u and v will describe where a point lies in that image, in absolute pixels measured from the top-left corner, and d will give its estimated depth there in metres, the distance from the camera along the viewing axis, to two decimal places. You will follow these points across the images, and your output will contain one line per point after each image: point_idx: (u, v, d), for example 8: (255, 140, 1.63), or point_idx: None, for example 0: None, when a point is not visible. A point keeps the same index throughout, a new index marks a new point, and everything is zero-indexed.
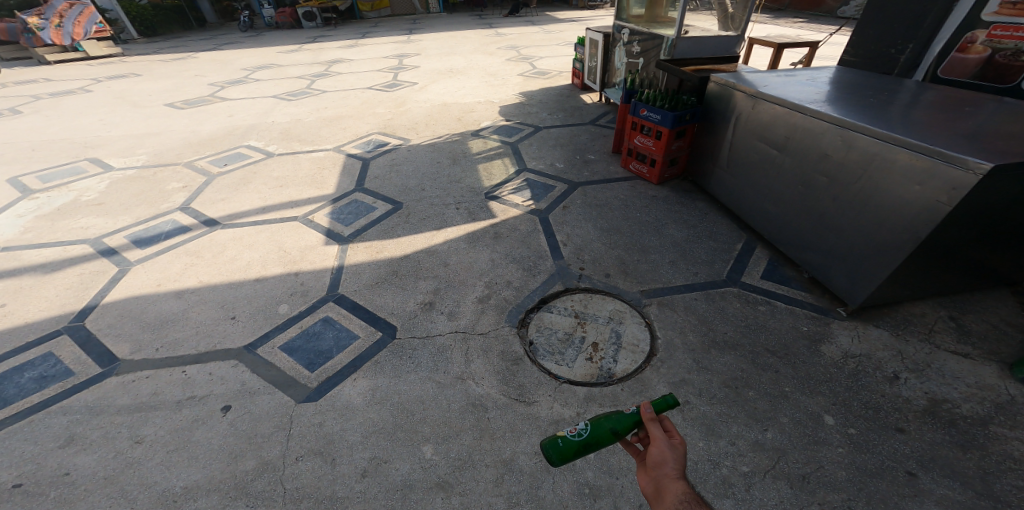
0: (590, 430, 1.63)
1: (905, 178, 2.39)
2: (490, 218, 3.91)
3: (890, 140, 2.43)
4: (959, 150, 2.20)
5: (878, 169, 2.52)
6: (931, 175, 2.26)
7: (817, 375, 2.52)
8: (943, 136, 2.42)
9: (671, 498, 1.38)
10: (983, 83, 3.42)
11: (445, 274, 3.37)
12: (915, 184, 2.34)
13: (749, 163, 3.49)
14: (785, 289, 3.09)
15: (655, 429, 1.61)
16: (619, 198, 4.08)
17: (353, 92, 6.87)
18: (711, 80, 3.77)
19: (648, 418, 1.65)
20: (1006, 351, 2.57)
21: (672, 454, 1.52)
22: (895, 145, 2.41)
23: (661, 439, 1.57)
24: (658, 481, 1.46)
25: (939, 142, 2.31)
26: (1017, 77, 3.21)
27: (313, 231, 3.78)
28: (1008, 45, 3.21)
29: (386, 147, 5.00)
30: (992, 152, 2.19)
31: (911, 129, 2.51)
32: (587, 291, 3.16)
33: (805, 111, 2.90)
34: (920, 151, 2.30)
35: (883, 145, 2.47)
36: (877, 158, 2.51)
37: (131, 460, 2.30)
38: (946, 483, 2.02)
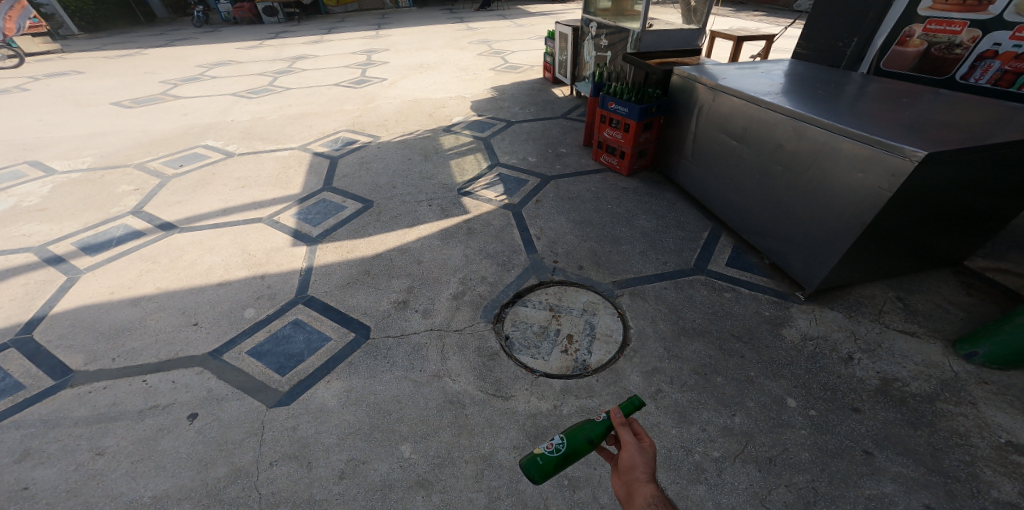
0: (565, 444, 1.66)
1: (850, 166, 2.49)
2: (463, 214, 3.90)
3: (835, 130, 2.54)
4: (898, 139, 2.32)
5: (826, 158, 2.63)
6: (873, 163, 2.37)
7: (779, 359, 2.63)
8: (886, 126, 2.54)
9: (640, 502, 1.46)
10: (919, 74, 3.68)
11: (418, 272, 3.35)
12: (859, 172, 2.45)
13: (712, 153, 3.57)
14: (750, 275, 3.19)
15: (625, 433, 1.66)
16: (590, 190, 4.12)
17: (319, 88, 6.71)
18: (675, 73, 3.84)
19: (618, 422, 1.69)
20: (949, 328, 2.73)
21: (642, 457, 1.58)
22: (840, 134, 2.52)
23: (631, 443, 1.62)
24: (629, 485, 1.54)
25: (881, 131, 2.42)
26: (951, 68, 3.47)
27: (281, 232, 3.70)
28: (942, 39, 3.46)
29: (355, 145, 4.92)
30: (927, 140, 2.31)
31: (855, 120, 2.62)
32: (561, 284, 3.20)
33: (760, 103, 2.99)
34: (862, 140, 2.40)
35: (830, 135, 2.57)
36: (825, 147, 2.62)
37: (94, 471, 2.25)
38: (900, 460, 2.14)
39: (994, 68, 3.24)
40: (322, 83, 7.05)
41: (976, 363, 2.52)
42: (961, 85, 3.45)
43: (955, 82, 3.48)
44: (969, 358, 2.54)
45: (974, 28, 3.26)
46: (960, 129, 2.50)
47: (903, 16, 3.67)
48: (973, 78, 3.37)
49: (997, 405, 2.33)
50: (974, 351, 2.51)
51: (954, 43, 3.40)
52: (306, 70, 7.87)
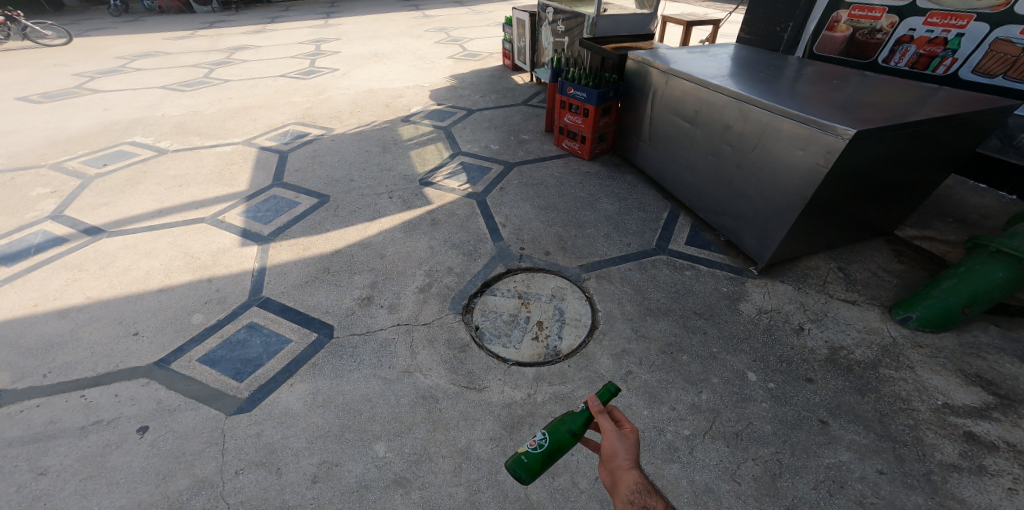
0: (547, 441, 1.68)
1: (790, 145, 2.61)
2: (426, 204, 3.80)
3: (777, 111, 2.64)
4: (832, 119, 2.44)
5: (769, 138, 2.73)
6: (810, 141, 2.49)
7: (737, 333, 2.74)
8: (823, 107, 2.66)
9: (625, 491, 1.43)
10: (847, 58, 3.91)
11: (381, 266, 3.24)
12: (799, 150, 2.57)
13: (667, 136, 3.65)
14: (708, 253, 3.30)
15: (604, 421, 1.62)
16: (553, 176, 4.12)
17: (265, 80, 6.33)
18: (629, 58, 3.89)
19: (597, 410, 1.65)
20: (885, 294, 2.93)
21: (623, 444, 1.56)
22: (780, 115, 2.63)
23: (611, 431, 1.59)
24: (612, 473, 1.50)
25: (817, 112, 2.54)
26: (874, 53, 3.70)
27: (228, 232, 3.47)
28: (866, 25, 3.69)
29: (306, 138, 4.68)
30: (858, 120, 2.44)
31: (797, 102, 2.73)
32: (528, 271, 3.19)
33: (708, 86, 3.08)
34: (800, 120, 2.51)
35: (772, 116, 2.68)
36: (768, 128, 2.72)
37: (36, 493, 2.07)
38: (853, 428, 2.28)
39: (910, 52, 3.47)
40: (267, 74, 6.65)
41: (910, 327, 2.71)
42: (881, 68, 3.68)
43: (877, 65, 3.71)
44: (904, 322, 2.73)
45: (893, 13, 3.48)
46: (889, 110, 2.66)
47: (832, 2, 3.86)
48: (892, 62, 3.60)
49: (932, 367, 2.53)
50: (909, 315, 2.71)
51: (876, 28, 3.62)
52: (250, 61, 7.41)
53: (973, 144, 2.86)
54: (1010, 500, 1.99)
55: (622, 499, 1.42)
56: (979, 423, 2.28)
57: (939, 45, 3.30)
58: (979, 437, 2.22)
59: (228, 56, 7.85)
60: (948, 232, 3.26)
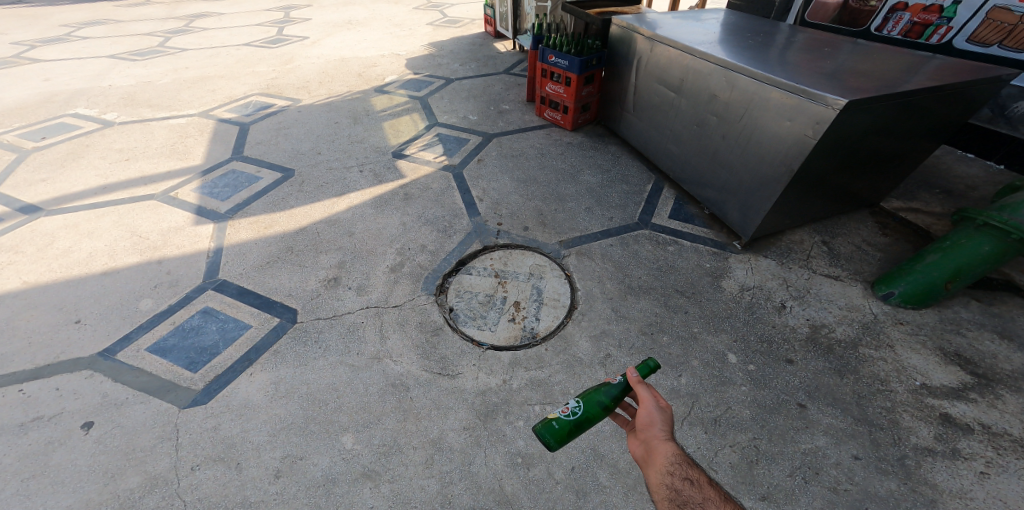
0: (582, 409, 1.77)
1: (778, 116, 2.46)
2: (398, 178, 3.54)
3: (764, 79, 2.48)
4: (822, 87, 2.27)
5: (756, 108, 2.57)
6: (798, 111, 2.34)
7: (719, 312, 2.67)
8: (814, 76, 2.50)
9: (662, 459, 1.56)
10: (839, 26, 3.75)
11: (350, 245, 3.04)
12: (787, 120, 2.41)
13: (652, 106, 3.47)
14: (691, 227, 3.17)
15: (644, 391, 1.77)
16: (533, 146, 3.88)
17: (227, 48, 5.86)
18: (613, 23, 3.66)
19: (634, 380, 1.80)
20: (868, 269, 2.84)
21: (660, 416, 1.70)
22: (768, 83, 2.46)
23: (649, 402, 1.73)
24: (648, 443, 1.65)
25: (805, 80, 2.38)
26: (868, 20, 3.55)
27: (181, 210, 3.18)
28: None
29: (269, 109, 4.32)
30: (850, 89, 2.29)
31: (787, 70, 2.57)
32: (506, 248, 3.02)
33: (694, 53, 2.90)
34: (789, 89, 2.35)
35: (758, 85, 2.52)
36: (754, 98, 2.57)
37: None
38: (830, 411, 2.26)
39: (904, 20, 3.32)
40: (230, 42, 6.15)
41: (892, 303, 2.64)
42: (875, 37, 3.55)
43: (870, 34, 3.56)
44: (886, 299, 2.66)
45: None
46: (882, 78, 2.52)
47: None
48: (886, 30, 3.45)
49: (912, 346, 2.48)
50: (891, 292, 2.63)
51: None
52: (211, 29, 6.87)
53: (966, 114, 2.75)
54: (981, 484, 1.99)
55: (660, 469, 1.55)
56: (956, 405, 2.25)
57: (934, 13, 3.16)
58: (955, 419, 2.20)
59: (188, 23, 7.27)
60: (933, 203, 3.17)
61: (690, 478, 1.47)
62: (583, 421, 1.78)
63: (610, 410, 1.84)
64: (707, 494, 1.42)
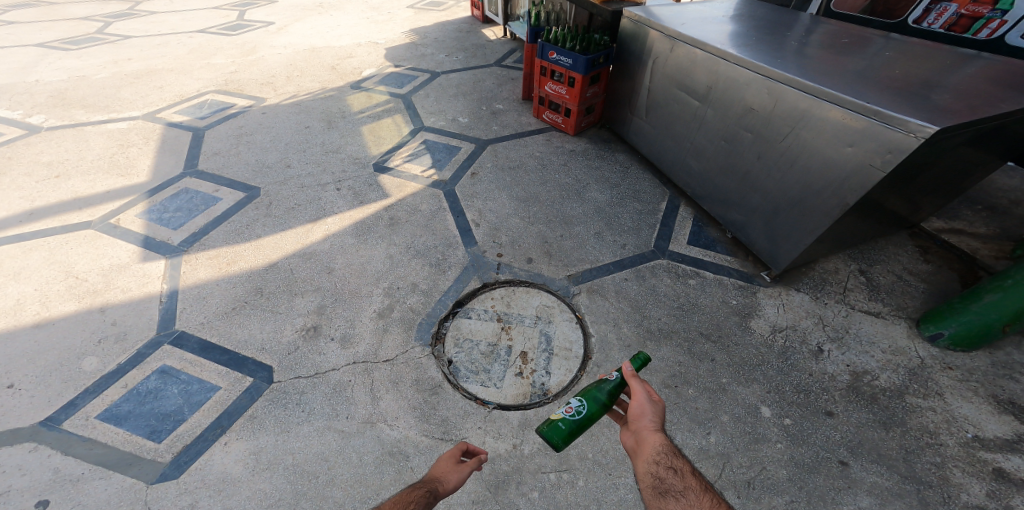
0: (585, 407, 1.75)
1: (837, 140, 2.13)
2: (382, 198, 3.11)
3: (821, 95, 2.14)
4: (897, 108, 1.94)
5: (806, 128, 2.25)
6: (865, 136, 2.01)
7: (749, 360, 2.43)
8: (878, 90, 2.16)
9: (650, 449, 1.53)
10: (872, 17, 3.40)
11: (330, 285, 2.67)
12: (847, 145, 2.09)
13: (669, 114, 3.11)
14: (712, 255, 2.91)
15: (636, 384, 1.73)
16: (533, 156, 3.47)
17: (178, 36, 5.17)
18: (624, 15, 3.25)
19: (629, 374, 1.75)
20: (912, 304, 2.75)
21: (651, 408, 1.66)
22: (826, 100, 2.13)
23: (641, 395, 1.70)
24: (638, 434, 1.61)
25: (873, 97, 2.05)
26: (905, 11, 3.20)
27: (125, 243, 2.71)
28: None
29: (228, 111, 3.76)
30: (929, 109, 1.95)
31: (843, 82, 2.23)
32: (508, 285, 2.70)
33: (729, 58, 2.54)
34: (855, 109, 2.02)
35: (813, 101, 2.18)
36: (806, 115, 2.24)
37: None
38: (875, 468, 2.04)
39: (949, 12, 2.97)
40: (182, 29, 5.46)
41: (940, 346, 2.53)
42: (912, 31, 3.19)
43: (907, 26, 3.20)
44: (934, 340, 2.54)
45: None
46: (952, 91, 2.18)
47: None
48: (926, 22, 3.10)
49: (963, 394, 2.33)
50: (939, 333, 2.51)
51: None
52: (160, 13, 6.11)
53: None
54: None
55: (647, 458, 1.51)
56: (1010, 458, 2.09)
57: (985, 4, 2.80)
58: (1009, 474, 2.03)
59: (134, 6, 6.47)
60: (977, 223, 3.13)
61: (674, 468, 1.45)
62: (589, 420, 1.76)
63: (610, 408, 1.82)
64: (689, 484, 1.41)
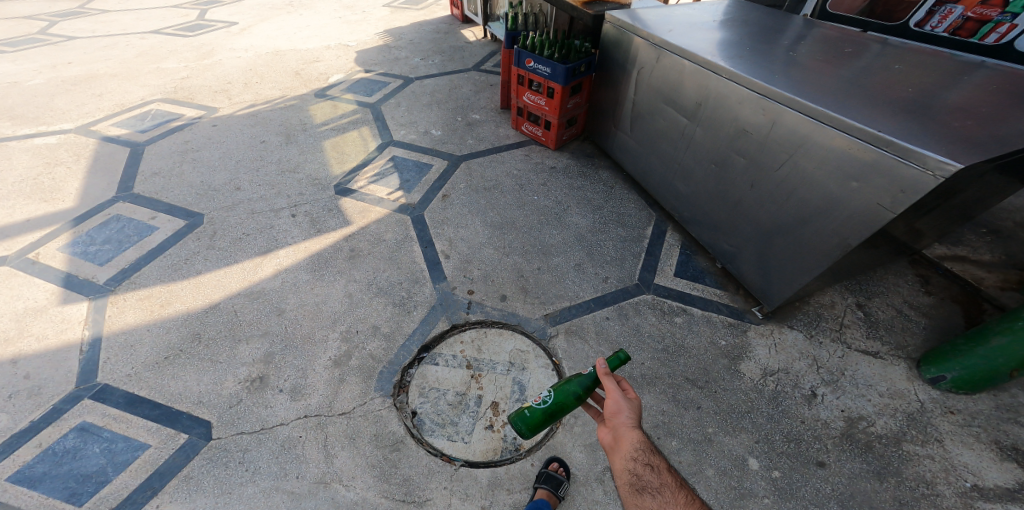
0: (549, 397, 1.76)
1: (843, 172, 1.89)
2: (342, 225, 2.82)
3: (825, 119, 1.89)
4: (914, 138, 1.68)
5: (806, 156, 2.01)
6: (875, 170, 1.77)
7: (737, 406, 2.21)
8: (891, 110, 1.89)
9: (629, 448, 1.46)
10: (870, 20, 3.05)
11: (279, 329, 2.39)
12: (853, 180, 1.86)
13: (654, 131, 2.84)
14: (700, 289, 2.71)
15: (610, 382, 1.59)
16: (509, 174, 3.20)
17: (129, 38, 4.81)
18: (607, 20, 2.99)
19: (602, 372, 1.60)
20: (912, 343, 2.56)
21: (628, 404, 1.56)
22: (830, 126, 1.87)
23: (617, 392, 1.58)
24: (615, 431, 1.52)
25: (885, 123, 1.79)
26: (906, 13, 2.85)
27: (42, 282, 2.39)
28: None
29: (173, 123, 3.42)
30: (951, 137, 1.69)
31: (850, 101, 1.96)
32: (480, 327, 2.45)
33: (721, 71, 2.27)
34: (864, 138, 1.77)
35: (815, 126, 1.93)
36: (807, 142, 1.99)
37: None
38: None
39: (955, 15, 2.64)
40: (136, 30, 5.07)
41: (941, 389, 2.33)
42: (914, 35, 2.84)
43: (908, 29, 2.86)
44: (935, 382, 2.34)
45: None
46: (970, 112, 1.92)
47: None
48: (929, 25, 2.75)
49: (964, 441, 2.13)
50: (942, 375, 2.30)
51: None
52: (115, 12, 5.70)
53: None
54: None
55: (625, 455, 1.46)
56: None
57: (995, 7, 2.47)
58: None
59: (87, 4, 6.06)
60: (982, 250, 2.97)
61: (652, 465, 1.43)
62: (555, 409, 1.77)
63: (584, 399, 1.77)
64: (666, 481, 1.42)
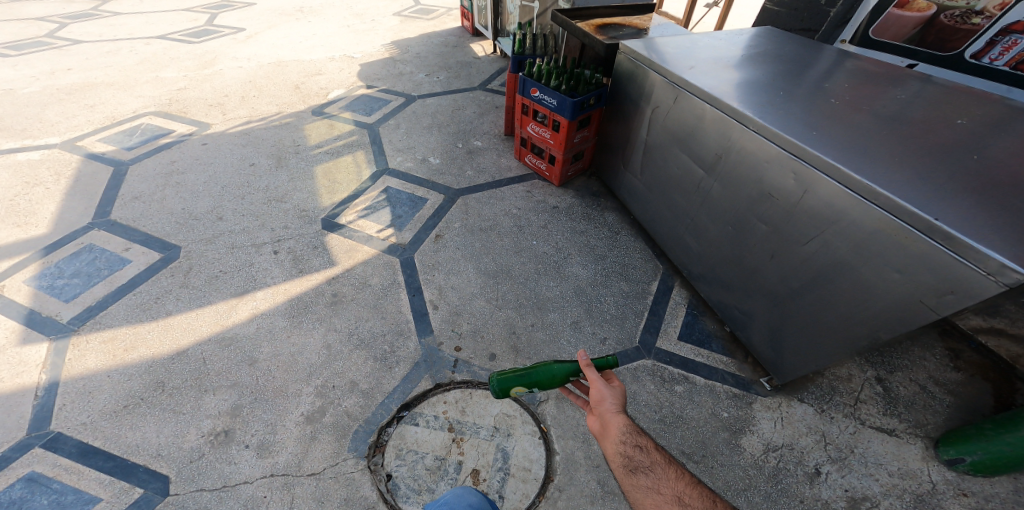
0: (533, 367, 1.84)
1: (882, 258, 1.64)
2: (326, 265, 2.68)
3: (866, 195, 1.62)
4: (976, 229, 1.42)
5: (840, 234, 1.75)
6: (921, 263, 1.53)
7: (734, 483, 2.03)
8: (948, 180, 1.60)
9: (616, 432, 1.51)
10: (920, 48, 2.69)
11: (250, 379, 2.22)
12: (894, 269, 1.61)
13: (666, 177, 2.59)
14: (705, 355, 2.50)
15: (591, 372, 1.68)
16: (508, 213, 3.01)
17: (133, 43, 4.72)
18: (621, 52, 2.76)
19: (584, 363, 1.69)
20: (933, 421, 2.33)
21: (610, 391, 1.64)
22: (873, 204, 1.60)
23: (598, 381, 1.66)
24: (603, 418, 1.59)
25: (941, 202, 1.52)
26: (962, 43, 2.50)
27: (4, 319, 2.29)
28: (959, 3, 2.45)
29: (161, 140, 3.32)
30: (1020, 226, 1.42)
31: (898, 165, 1.68)
32: (466, 386, 2.26)
33: (746, 121, 1.98)
34: (913, 225, 1.52)
35: (855, 201, 1.66)
36: (842, 217, 1.72)
37: None
38: None
39: (1020, 47, 2.28)
40: (141, 33, 4.99)
41: (958, 471, 2.13)
42: (971, 67, 2.50)
43: (963, 61, 2.52)
44: (952, 464, 2.13)
45: None
46: None
47: None
48: (988, 57, 2.42)
49: None
50: (960, 458, 2.09)
51: (974, 11, 2.40)
52: (124, 14, 5.66)
53: None
54: None
55: (614, 440, 1.50)
56: None
57: None
58: None
59: (99, 5, 6.02)
60: None
61: (640, 445, 1.45)
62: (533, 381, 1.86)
63: (560, 383, 1.87)
64: (656, 459, 1.43)
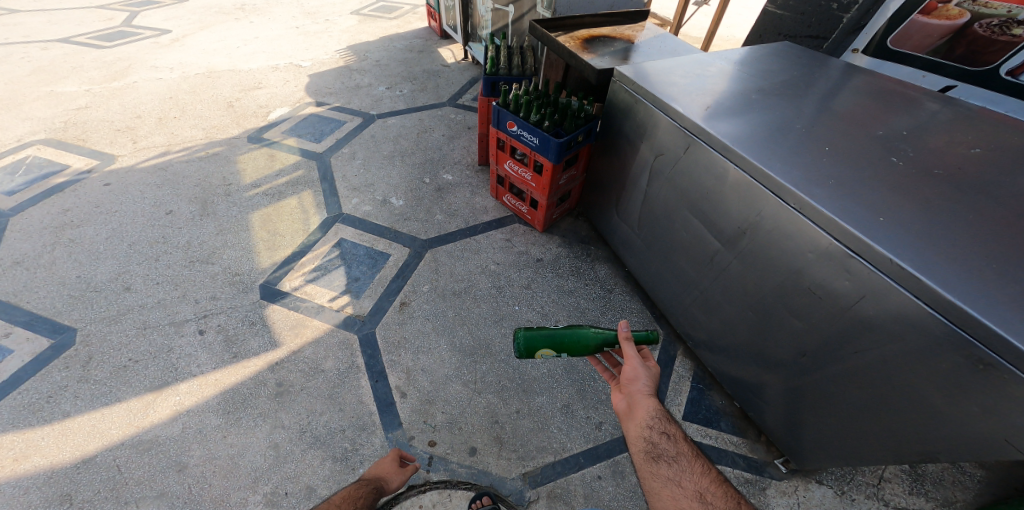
0: (565, 329, 1.81)
1: (957, 386, 1.32)
2: (266, 348, 2.19)
3: (949, 311, 1.26)
4: None
5: (900, 350, 1.41)
6: (1015, 405, 1.21)
7: None
8: None
9: (644, 416, 1.49)
10: (946, 61, 2.29)
11: (180, 492, 1.74)
12: (973, 400, 1.30)
13: (670, 234, 2.21)
14: (713, 436, 2.20)
15: (630, 349, 1.60)
16: (484, 270, 2.60)
17: (27, 48, 3.96)
18: (615, 83, 2.32)
19: (623, 337, 1.59)
20: (962, 499, 2.10)
21: (645, 372, 1.58)
22: (958, 329, 1.25)
23: (635, 359, 1.60)
24: (630, 398, 1.57)
25: None
26: (998, 57, 2.11)
27: None
28: (999, 10, 2.06)
29: (52, 180, 2.73)
30: None
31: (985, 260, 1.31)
32: (445, 486, 1.87)
33: (784, 195, 1.58)
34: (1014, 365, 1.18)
35: (931, 317, 1.30)
36: (907, 331, 1.37)
37: None
38: None
39: None
40: (40, 36, 4.22)
41: None
42: (1006, 86, 2.11)
43: (998, 78, 2.13)
44: None
45: None
46: None
47: None
48: None
49: None
50: None
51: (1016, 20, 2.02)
52: (23, 11, 4.82)
53: None
54: None
55: (639, 422, 1.49)
56: None
57: None
58: None
59: None
60: None
61: (668, 434, 1.44)
62: (561, 344, 1.84)
63: (592, 351, 1.84)
64: (681, 449, 1.42)
